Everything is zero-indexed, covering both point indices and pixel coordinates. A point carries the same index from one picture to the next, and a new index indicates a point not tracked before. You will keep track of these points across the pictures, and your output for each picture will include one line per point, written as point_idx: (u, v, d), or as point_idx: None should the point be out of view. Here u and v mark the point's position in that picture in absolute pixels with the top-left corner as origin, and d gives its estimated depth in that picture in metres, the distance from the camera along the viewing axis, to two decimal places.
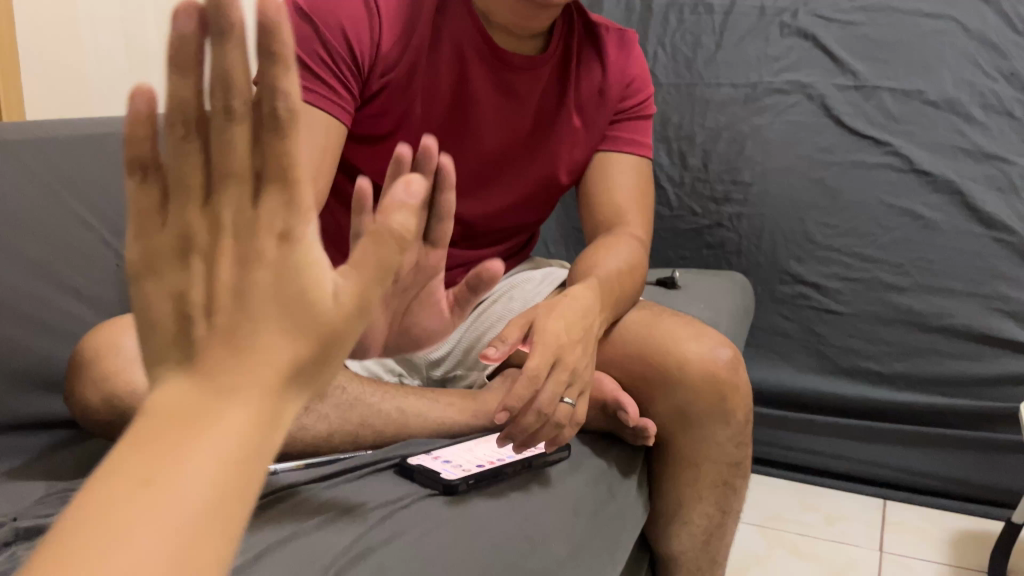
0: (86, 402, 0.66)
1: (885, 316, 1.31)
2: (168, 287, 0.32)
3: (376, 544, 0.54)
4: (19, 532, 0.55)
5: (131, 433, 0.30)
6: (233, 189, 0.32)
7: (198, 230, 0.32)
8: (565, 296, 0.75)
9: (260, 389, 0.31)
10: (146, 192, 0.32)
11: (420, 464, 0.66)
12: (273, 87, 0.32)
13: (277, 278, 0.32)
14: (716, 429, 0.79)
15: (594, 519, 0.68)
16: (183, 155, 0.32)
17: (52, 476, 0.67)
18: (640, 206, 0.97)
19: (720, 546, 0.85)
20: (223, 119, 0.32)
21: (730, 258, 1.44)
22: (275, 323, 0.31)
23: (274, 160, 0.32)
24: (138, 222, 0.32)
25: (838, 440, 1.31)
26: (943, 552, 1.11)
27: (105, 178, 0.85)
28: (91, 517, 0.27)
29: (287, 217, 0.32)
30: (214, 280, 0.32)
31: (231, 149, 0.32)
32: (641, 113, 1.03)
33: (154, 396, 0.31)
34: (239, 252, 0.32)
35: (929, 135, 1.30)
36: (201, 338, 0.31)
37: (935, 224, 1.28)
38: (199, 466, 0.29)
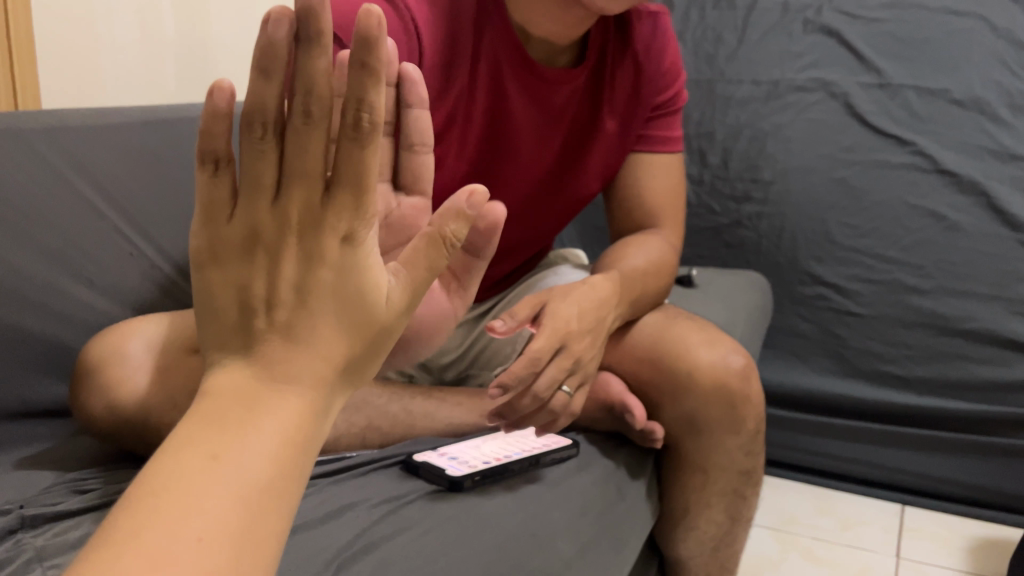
0: (87, 411, 0.67)
1: (906, 318, 1.29)
2: (232, 279, 0.35)
3: (378, 539, 0.53)
4: (25, 520, 0.55)
5: (198, 411, 0.33)
6: (302, 187, 0.35)
7: (266, 224, 0.35)
8: (583, 283, 0.73)
9: (316, 377, 0.34)
10: (217, 185, 0.35)
11: (425, 459, 0.64)
12: (359, 95, 0.34)
13: (337, 278, 0.35)
14: (726, 438, 0.74)
15: (605, 518, 0.65)
16: (261, 153, 0.35)
17: (60, 468, 0.68)
18: (672, 206, 0.95)
19: (731, 552, 0.81)
20: (303, 125, 0.35)
21: (749, 258, 1.43)
22: (333, 320, 0.35)
23: (349, 164, 0.35)
24: (208, 212, 0.35)
25: (858, 444, 1.29)
26: (962, 559, 1.09)
27: (123, 169, 0.86)
28: (167, 478, 0.30)
29: (351, 218, 0.35)
30: (277, 277, 0.35)
31: (308, 151, 0.35)
32: (674, 107, 0.97)
33: (216, 379, 0.34)
34: (304, 248, 0.35)
35: (955, 134, 1.27)
36: (260, 329, 0.34)
37: (959, 226, 1.26)
38: (262, 439, 0.32)
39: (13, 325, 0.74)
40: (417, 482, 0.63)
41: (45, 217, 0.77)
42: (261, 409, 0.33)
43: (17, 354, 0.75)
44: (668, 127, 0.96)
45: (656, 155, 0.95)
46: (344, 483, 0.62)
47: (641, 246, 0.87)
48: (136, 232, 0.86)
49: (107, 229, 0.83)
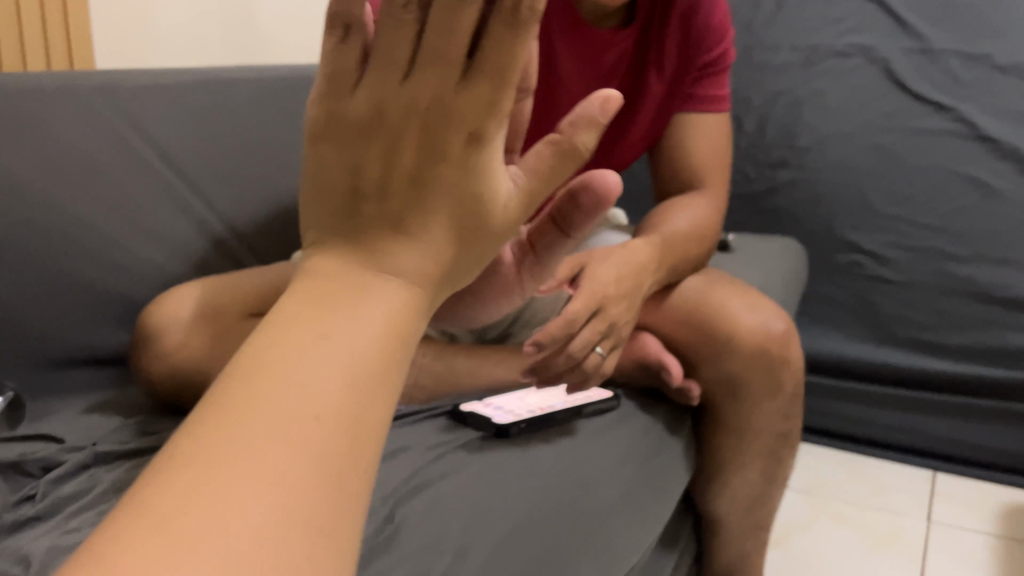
0: (143, 374, 0.70)
1: (943, 286, 1.28)
2: (346, 156, 0.33)
3: (432, 479, 0.55)
4: (98, 457, 0.58)
5: (293, 305, 0.31)
6: (437, 72, 0.32)
7: (393, 107, 0.32)
8: (621, 247, 0.75)
9: (419, 276, 0.33)
10: (347, 55, 0.33)
11: (472, 409, 0.66)
12: None
13: (455, 175, 0.33)
14: (766, 400, 0.76)
15: (647, 466, 0.66)
16: (399, 25, 0.32)
17: (123, 413, 0.71)
18: (718, 169, 0.91)
19: (765, 510, 0.83)
20: (450, 4, 0.31)
21: (785, 225, 1.42)
22: (446, 214, 0.33)
23: (491, 55, 0.32)
24: (334, 83, 0.33)
25: (890, 411, 1.30)
26: (994, 523, 1.10)
27: (176, 125, 0.88)
28: (250, 368, 0.28)
29: (483, 114, 0.32)
30: (394, 161, 0.33)
31: (456, 33, 0.31)
32: (722, 64, 0.94)
33: (320, 263, 0.33)
34: (427, 138, 0.32)
35: (997, 100, 1.26)
36: (370, 212, 0.33)
37: (999, 193, 1.25)
38: (368, 318, 0.31)
39: (75, 274, 0.77)
40: (465, 430, 0.65)
41: (108, 173, 0.81)
42: (367, 290, 0.31)
43: (81, 303, 0.78)
44: (714, 87, 0.93)
45: (699, 116, 0.92)
46: (395, 430, 0.64)
47: (684, 209, 0.87)
48: (191, 191, 0.89)
49: (162, 183, 0.86)
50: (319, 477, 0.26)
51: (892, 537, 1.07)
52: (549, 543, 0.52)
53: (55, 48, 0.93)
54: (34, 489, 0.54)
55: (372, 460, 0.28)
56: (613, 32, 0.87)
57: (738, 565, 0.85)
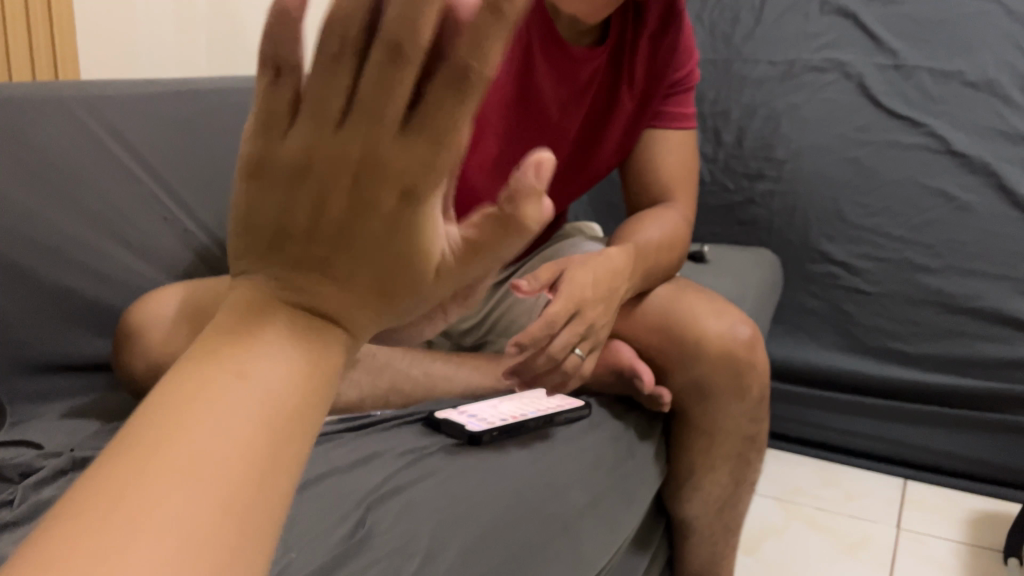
0: (131, 370, 0.72)
1: (915, 297, 1.31)
2: (275, 201, 0.31)
3: (404, 484, 0.57)
4: (76, 462, 0.58)
5: (198, 366, 0.30)
6: (369, 125, 0.29)
7: (322, 156, 0.30)
8: (598, 253, 0.76)
9: (340, 326, 0.32)
10: (278, 92, 0.30)
11: (446, 416, 0.68)
12: (478, 39, 0.28)
13: (383, 233, 0.31)
14: (731, 406, 0.77)
15: (615, 473, 0.68)
16: (335, 71, 0.29)
17: (104, 418, 0.72)
18: (685, 182, 0.97)
19: (735, 514, 0.84)
20: (392, 54, 0.28)
21: (762, 236, 1.45)
22: (372, 274, 0.32)
23: (433, 109, 0.29)
24: (265, 120, 0.31)
25: (862, 419, 1.32)
26: (961, 530, 1.13)
27: (158, 137, 0.89)
28: (147, 431, 0.28)
29: (417, 174, 0.30)
30: (321, 211, 0.31)
31: (394, 91, 0.29)
32: (688, 85, 1.00)
33: (242, 308, 0.32)
34: (357, 195, 0.30)
35: (967, 116, 1.29)
36: (297, 262, 0.32)
37: (969, 206, 1.27)
38: (269, 385, 0.30)
39: (59, 285, 0.78)
40: (439, 437, 0.66)
41: (95, 183, 0.82)
42: (279, 350, 0.31)
43: (63, 310, 0.79)
44: (681, 105, 0.99)
45: (670, 131, 0.98)
46: (370, 437, 0.65)
47: (655, 221, 0.90)
48: (171, 200, 0.90)
49: (145, 193, 0.87)
50: (200, 552, 0.26)
51: (862, 543, 1.09)
52: (518, 545, 0.54)
53: (42, 58, 0.94)
54: (13, 494, 0.55)
55: (262, 531, 0.28)
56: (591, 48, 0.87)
57: (709, 568, 0.87)
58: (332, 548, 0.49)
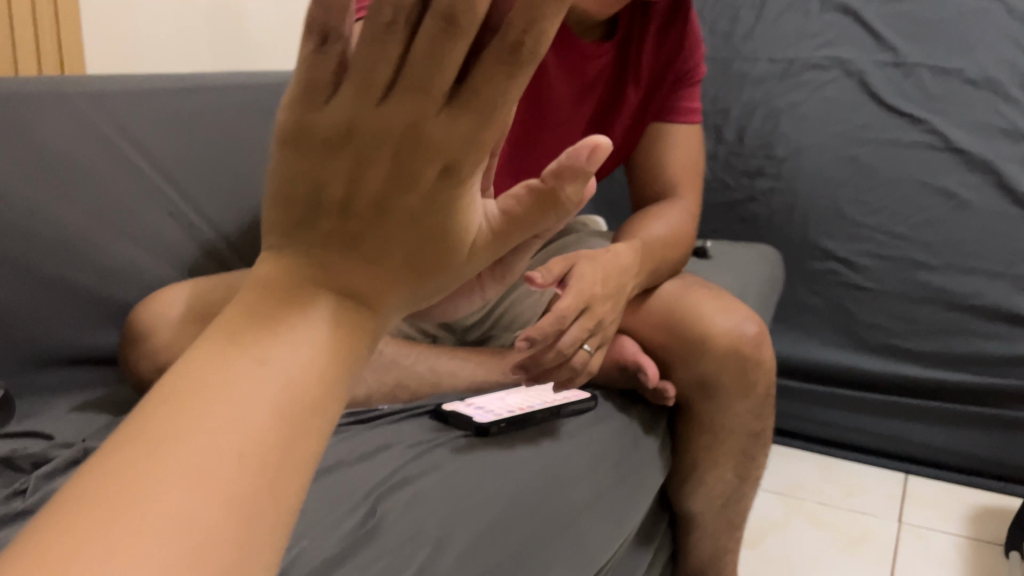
0: (138, 373, 0.72)
1: (915, 294, 1.32)
2: (313, 170, 0.32)
3: (413, 475, 0.57)
4: (87, 453, 0.59)
5: (220, 341, 0.30)
6: (416, 100, 0.30)
7: (366, 126, 0.31)
8: (608, 251, 0.77)
9: (372, 296, 0.33)
10: (322, 61, 0.31)
11: (453, 409, 0.68)
12: (531, 17, 0.29)
13: (420, 205, 0.32)
14: (736, 402, 0.78)
15: (620, 466, 0.68)
16: (383, 45, 0.30)
17: (111, 411, 0.72)
18: (687, 178, 0.96)
19: (739, 508, 0.85)
20: (443, 30, 0.28)
21: (762, 233, 1.46)
22: (406, 245, 0.33)
23: (480, 87, 0.30)
24: (306, 89, 0.31)
25: (862, 415, 1.33)
26: (962, 525, 1.13)
27: (164, 132, 0.90)
28: (171, 406, 0.28)
29: (459, 150, 0.31)
30: (359, 181, 0.32)
31: (442, 67, 0.29)
32: (694, 78, 0.99)
33: (274, 277, 0.33)
34: (399, 167, 0.31)
35: (967, 114, 1.29)
36: (331, 232, 0.33)
37: (969, 203, 1.28)
38: (306, 350, 0.31)
39: (66, 279, 0.78)
40: (446, 429, 0.67)
41: (101, 177, 0.82)
42: (310, 322, 0.31)
43: (70, 304, 0.79)
44: (688, 100, 0.98)
45: (678, 128, 0.97)
46: (378, 429, 0.66)
47: (659, 216, 0.90)
48: (177, 194, 0.90)
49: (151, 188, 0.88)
50: (222, 523, 0.26)
51: (863, 538, 1.10)
52: (523, 537, 0.54)
53: (47, 53, 0.94)
54: (25, 484, 0.55)
55: (285, 504, 0.28)
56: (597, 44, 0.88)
57: (712, 563, 0.87)
58: (343, 536, 0.49)
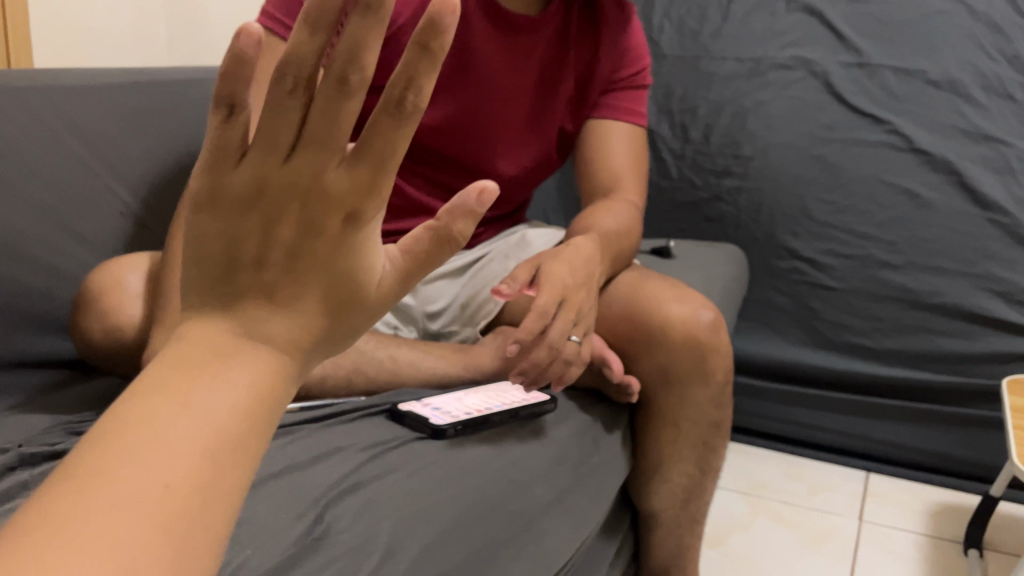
0: (89, 335, 0.67)
1: (878, 293, 1.33)
2: (227, 227, 0.33)
3: (364, 480, 0.56)
4: (24, 458, 0.56)
5: (142, 387, 0.31)
6: (318, 154, 0.32)
7: (275, 183, 0.32)
8: (568, 245, 0.76)
9: (288, 342, 0.33)
10: (228, 131, 0.32)
11: (410, 408, 0.67)
12: (409, 75, 0.32)
13: (329, 250, 0.33)
14: (696, 389, 0.77)
15: (580, 468, 0.68)
16: (285, 108, 0.32)
17: (53, 412, 0.70)
18: (632, 175, 0.97)
19: (701, 504, 0.84)
20: (336, 90, 0.32)
21: (728, 232, 1.46)
22: (319, 294, 0.33)
23: (376, 137, 0.32)
24: (214, 157, 0.32)
25: (825, 413, 1.34)
26: (923, 523, 1.14)
27: (111, 129, 0.88)
28: (95, 448, 0.28)
29: (359, 198, 0.33)
30: (271, 235, 0.33)
31: (340, 123, 0.32)
32: (637, 83, 1.01)
33: (190, 332, 0.33)
34: (306, 218, 0.33)
35: (930, 115, 1.31)
36: (246, 286, 0.33)
37: (931, 203, 1.29)
38: (230, 387, 0.31)
39: (11, 279, 0.76)
40: (402, 430, 0.65)
41: (46, 172, 0.80)
42: (230, 361, 0.32)
43: (11, 303, 0.76)
44: (629, 100, 1.00)
45: (622, 125, 0.99)
46: (332, 429, 0.64)
47: (610, 210, 0.90)
48: (124, 188, 0.89)
49: (101, 188, 0.86)
50: (151, 552, 0.26)
51: (825, 536, 1.10)
52: (481, 541, 0.53)
53: None
54: None
55: (212, 531, 0.28)
56: (533, 20, 0.88)
57: (673, 561, 0.86)
58: (289, 545, 0.48)
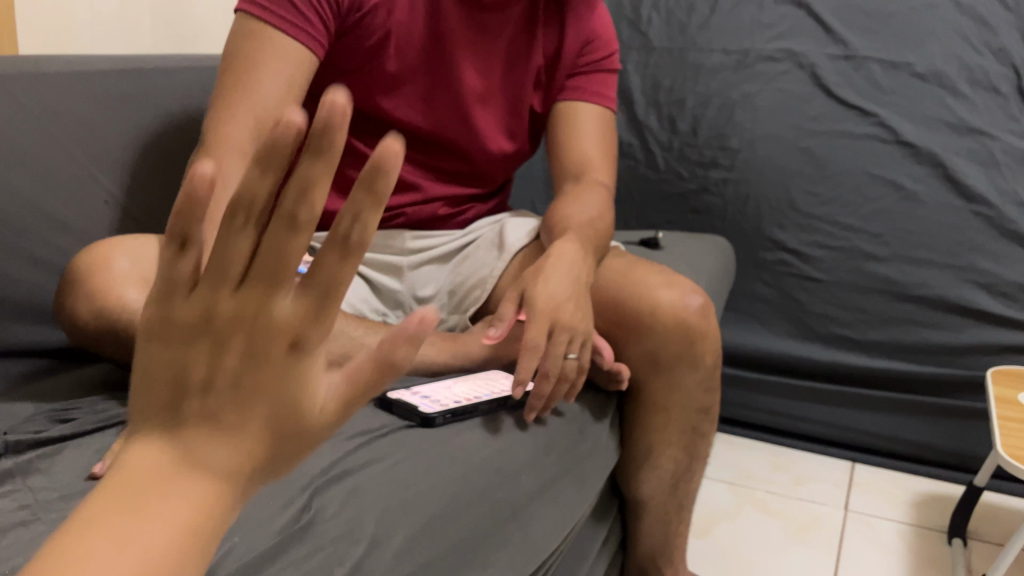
0: (74, 317, 0.65)
1: (863, 285, 1.33)
2: (171, 359, 0.31)
3: (352, 469, 0.55)
4: (7, 446, 0.54)
5: (82, 522, 0.29)
6: (268, 283, 0.31)
7: (223, 312, 0.31)
8: (550, 257, 0.75)
9: (226, 471, 0.32)
10: (179, 262, 0.31)
11: (399, 397, 0.67)
12: (355, 212, 0.31)
13: (274, 381, 0.32)
14: (686, 374, 0.77)
15: (568, 456, 0.68)
16: (235, 239, 0.31)
17: (36, 399, 0.69)
18: (604, 156, 0.96)
19: (688, 490, 0.85)
20: (285, 226, 0.30)
21: (715, 224, 1.46)
22: (262, 423, 0.32)
23: (322, 269, 0.32)
24: (163, 286, 0.31)
25: (811, 404, 1.34)
26: (907, 512, 1.15)
27: (93, 117, 0.87)
28: None
29: (306, 327, 0.32)
30: (216, 366, 0.31)
31: (288, 255, 0.31)
32: (610, 66, 1.01)
33: (132, 459, 0.31)
34: (252, 348, 0.31)
35: (916, 107, 1.31)
36: (189, 415, 0.32)
37: (916, 196, 1.30)
38: (162, 525, 0.30)
39: None
40: (391, 418, 0.65)
41: (23, 158, 0.79)
42: (169, 492, 0.31)
43: None
44: (603, 83, 0.99)
45: (597, 107, 0.98)
46: None
47: (583, 198, 0.89)
48: (106, 175, 0.88)
49: (84, 176, 0.85)
50: None
51: (810, 526, 1.11)
52: (467, 530, 0.53)
53: None
54: None
55: None
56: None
57: (660, 550, 0.87)
58: (276, 533, 0.48)
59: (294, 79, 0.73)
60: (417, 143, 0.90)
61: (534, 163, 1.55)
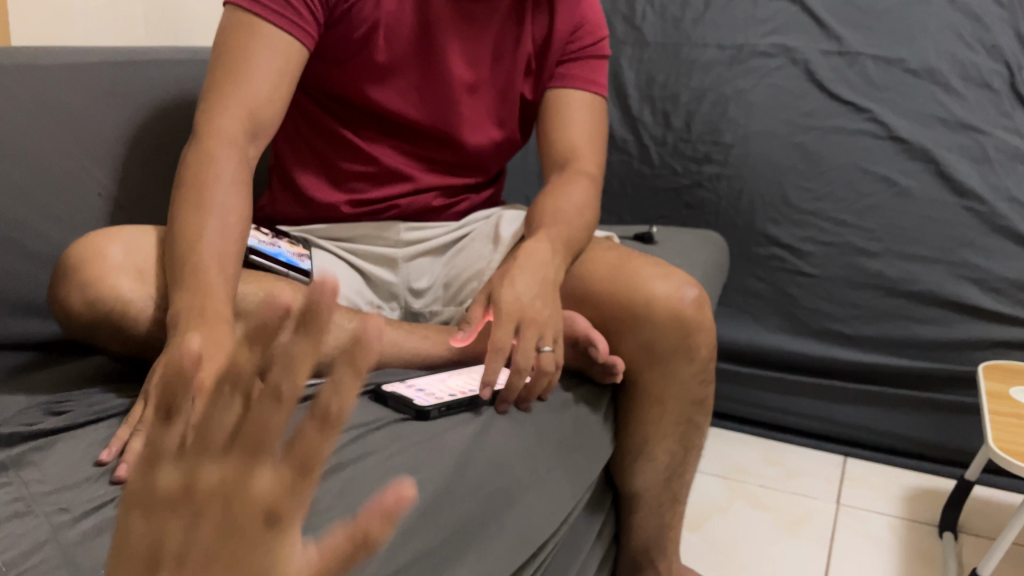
0: (67, 307, 0.63)
1: (856, 280, 1.34)
2: (146, 533, 0.32)
3: (347, 462, 0.55)
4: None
5: None
6: (247, 454, 0.34)
7: (202, 482, 0.33)
8: (519, 255, 0.77)
9: None
10: (164, 435, 0.34)
11: (393, 390, 0.66)
12: (333, 391, 0.36)
13: (246, 554, 0.32)
14: (680, 366, 0.78)
15: (562, 449, 0.67)
16: (221, 411, 0.35)
17: (27, 391, 0.68)
18: (592, 146, 0.96)
19: (681, 482, 0.86)
20: (270, 400, 0.35)
21: (708, 219, 1.47)
22: None
23: (298, 446, 0.34)
24: (145, 461, 0.33)
25: (803, 398, 1.35)
26: (898, 506, 1.16)
27: (86, 109, 0.86)
28: None
29: (278, 499, 0.33)
30: (191, 536, 0.32)
31: (268, 426, 0.34)
32: (600, 52, 1.00)
33: None
34: (226, 514, 0.33)
35: (909, 103, 1.32)
36: None
37: (908, 191, 1.30)
38: None
39: None
40: (386, 410, 0.65)
41: (13, 150, 0.78)
42: None
43: None
44: (595, 70, 0.99)
45: (589, 95, 0.97)
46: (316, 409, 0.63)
47: (567, 190, 0.89)
48: (98, 167, 0.87)
49: (75, 167, 0.84)
50: None
51: (803, 520, 1.11)
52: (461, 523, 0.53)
53: None
54: None
55: None
56: None
57: (654, 542, 0.87)
58: None
59: (285, 72, 0.74)
60: (407, 134, 0.90)
61: (528, 158, 1.55)
